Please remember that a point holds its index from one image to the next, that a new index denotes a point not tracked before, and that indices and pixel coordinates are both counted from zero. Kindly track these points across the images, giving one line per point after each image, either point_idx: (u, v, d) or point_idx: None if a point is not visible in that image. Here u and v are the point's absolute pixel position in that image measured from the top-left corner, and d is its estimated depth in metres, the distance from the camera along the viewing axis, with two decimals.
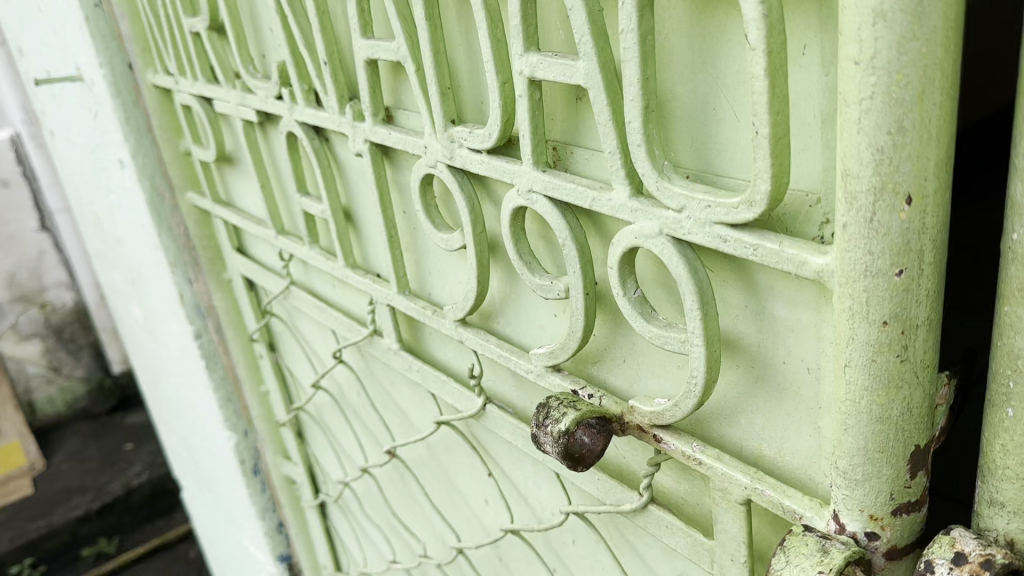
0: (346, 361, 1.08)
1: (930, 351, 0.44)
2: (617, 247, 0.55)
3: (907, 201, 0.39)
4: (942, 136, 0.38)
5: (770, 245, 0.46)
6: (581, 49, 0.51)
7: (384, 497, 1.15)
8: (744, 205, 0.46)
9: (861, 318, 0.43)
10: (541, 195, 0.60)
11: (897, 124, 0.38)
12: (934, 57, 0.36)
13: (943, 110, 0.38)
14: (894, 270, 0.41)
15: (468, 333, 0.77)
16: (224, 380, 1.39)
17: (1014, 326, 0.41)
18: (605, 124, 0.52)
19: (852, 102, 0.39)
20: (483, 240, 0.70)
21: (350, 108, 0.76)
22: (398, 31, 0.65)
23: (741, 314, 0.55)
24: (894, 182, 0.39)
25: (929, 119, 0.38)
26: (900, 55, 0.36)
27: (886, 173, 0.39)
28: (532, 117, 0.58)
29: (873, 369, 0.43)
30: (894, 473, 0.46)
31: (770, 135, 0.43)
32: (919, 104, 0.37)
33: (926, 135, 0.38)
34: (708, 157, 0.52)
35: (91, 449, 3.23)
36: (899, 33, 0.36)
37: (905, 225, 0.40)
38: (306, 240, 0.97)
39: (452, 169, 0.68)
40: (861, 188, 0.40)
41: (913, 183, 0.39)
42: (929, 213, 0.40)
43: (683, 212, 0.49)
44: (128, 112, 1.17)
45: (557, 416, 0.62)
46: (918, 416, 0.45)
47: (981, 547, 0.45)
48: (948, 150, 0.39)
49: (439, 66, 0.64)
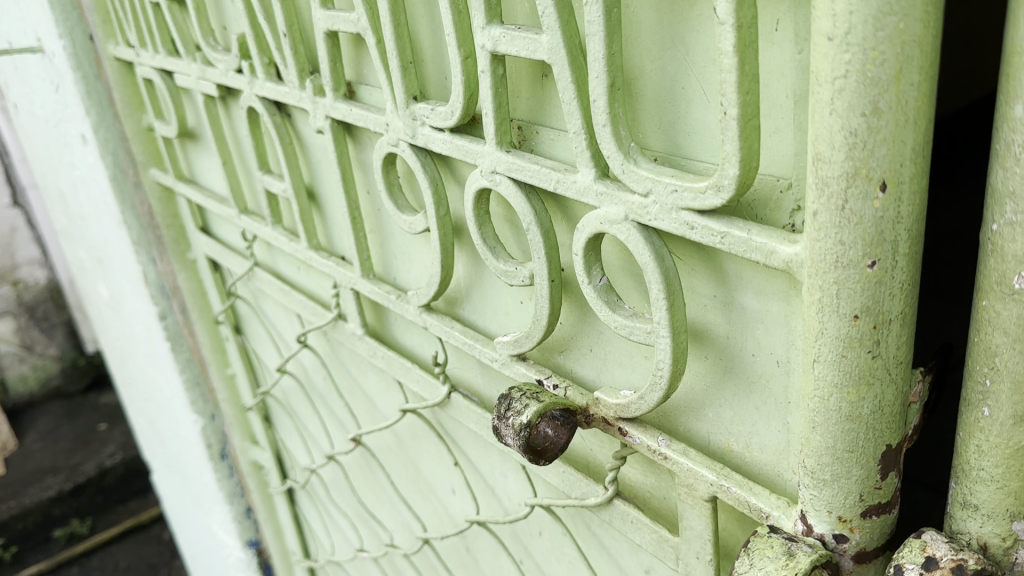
0: (312, 346, 1.05)
1: (904, 347, 0.41)
2: (582, 234, 0.52)
3: (881, 187, 0.37)
4: (920, 119, 0.36)
5: (738, 233, 0.44)
6: (545, 22, 0.48)
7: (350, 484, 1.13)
8: (711, 190, 0.43)
9: (831, 311, 0.40)
10: (505, 176, 0.57)
11: (872, 106, 0.35)
12: (912, 33, 0.34)
13: (921, 92, 0.35)
14: (866, 261, 0.38)
15: (432, 319, 0.74)
16: (190, 362, 1.36)
17: (992, 321, 0.39)
18: (569, 103, 0.50)
19: (825, 81, 0.36)
20: (446, 223, 0.67)
21: (311, 83, 0.73)
22: (358, 3, 0.62)
23: (710, 304, 0.53)
24: (868, 168, 0.36)
25: (906, 100, 0.35)
26: (876, 31, 0.34)
27: (859, 158, 0.36)
28: (495, 94, 0.55)
29: (843, 365, 0.41)
30: (864, 474, 0.44)
31: (739, 116, 0.40)
32: (896, 84, 0.35)
33: (902, 117, 0.35)
34: (678, 140, 0.49)
35: (63, 429, 3.19)
36: (876, 8, 0.33)
37: (879, 214, 0.37)
38: (268, 220, 0.93)
39: (415, 148, 0.65)
40: (832, 173, 0.37)
41: (888, 168, 0.36)
42: (904, 202, 0.37)
43: (649, 197, 0.47)
44: (89, 85, 1.13)
45: (519, 408, 0.59)
46: (890, 415, 0.43)
47: (954, 551, 0.43)
48: (925, 134, 0.36)
49: (400, 38, 0.61)
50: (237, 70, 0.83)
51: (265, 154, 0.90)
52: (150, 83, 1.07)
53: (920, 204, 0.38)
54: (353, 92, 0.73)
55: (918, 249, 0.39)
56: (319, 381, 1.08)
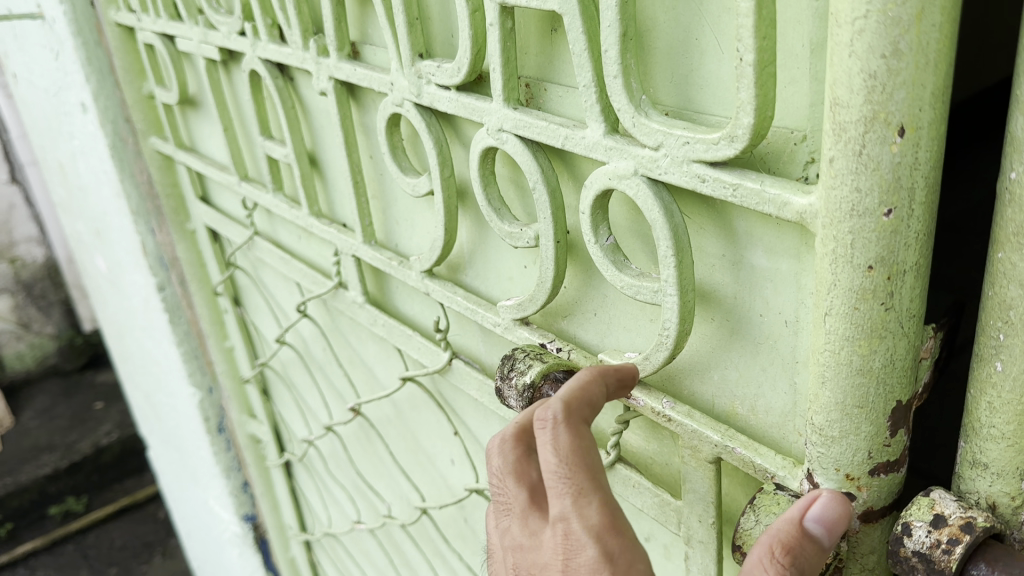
0: (312, 316, 1.05)
1: (917, 299, 0.41)
2: (589, 190, 0.51)
3: (899, 132, 0.36)
4: (940, 62, 0.35)
5: (751, 185, 0.43)
6: None
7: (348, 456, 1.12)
8: (726, 140, 0.42)
9: (846, 261, 0.39)
10: (511, 134, 0.56)
11: (893, 47, 0.34)
12: None
13: (942, 33, 0.34)
14: (882, 210, 0.38)
15: (434, 284, 0.74)
16: (189, 334, 1.36)
17: (1007, 274, 0.39)
18: (580, 55, 0.49)
19: (844, 23, 0.35)
20: (451, 184, 0.66)
21: (315, 42, 0.72)
22: None
23: (719, 263, 0.52)
24: (886, 112, 0.36)
25: (928, 41, 0.34)
26: None
27: (878, 102, 0.36)
28: (503, 48, 0.54)
29: (856, 317, 0.40)
30: (873, 430, 0.44)
31: (755, 62, 0.39)
32: (918, 24, 0.34)
33: (923, 59, 0.35)
34: (691, 93, 0.48)
35: (60, 407, 3.18)
36: None
37: (896, 159, 0.36)
38: (269, 187, 0.93)
39: (420, 107, 0.64)
40: (850, 117, 0.37)
41: (906, 112, 0.36)
42: (923, 147, 0.36)
43: (660, 150, 0.46)
44: (89, 52, 1.12)
45: (522, 368, 0.59)
46: (901, 370, 0.42)
47: (961, 510, 0.42)
48: (945, 79, 0.36)
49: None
50: (240, 32, 0.82)
51: (266, 119, 0.89)
52: (151, 48, 1.06)
53: (938, 152, 0.37)
54: (357, 53, 0.72)
55: (934, 199, 0.38)
56: (318, 352, 1.08)
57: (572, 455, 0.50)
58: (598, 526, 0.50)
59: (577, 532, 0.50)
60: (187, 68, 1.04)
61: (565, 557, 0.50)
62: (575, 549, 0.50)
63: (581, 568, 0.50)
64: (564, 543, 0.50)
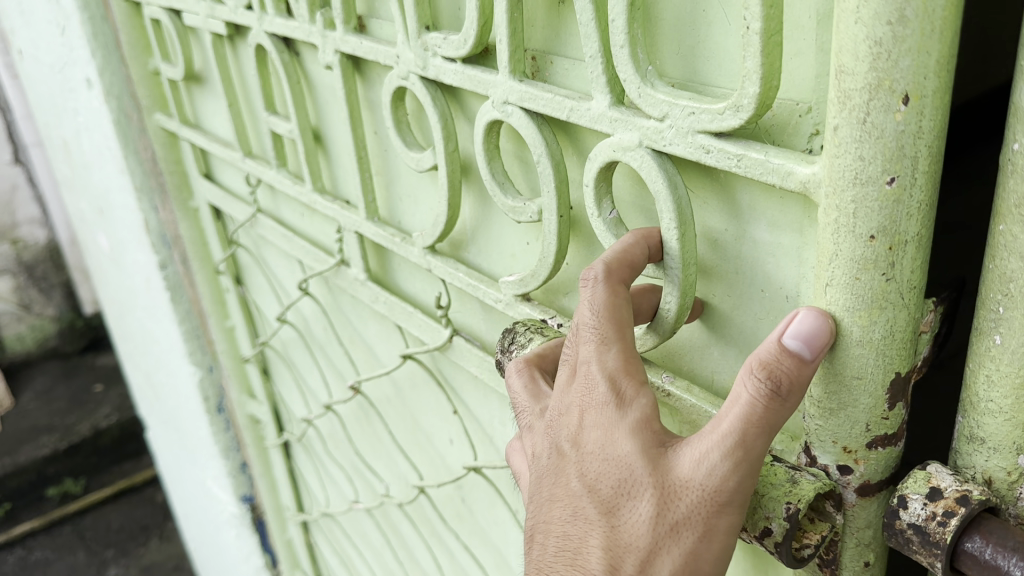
0: (313, 294, 1.05)
1: (919, 271, 0.41)
2: (593, 163, 0.51)
3: (903, 100, 0.36)
4: (947, 29, 0.35)
5: (754, 155, 0.43)
6: None
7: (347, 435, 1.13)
8: (731, 109, 0.42)
9: (847, 231, 0.40)
10: (517, 106, 0.56)
11: (898, 13, 0.34)
12: None
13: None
14: (885, 177, 0.38)
15: (437, 261, 0.74)
16: (190, 313, 1.36)
17: (1008, 246, 0.39)
18: (587, 25, 0.49)
19: None
20: (455, 159, 0.66)
21: (322, 16, 0.72)
22: None
23: (723, 238, 0.52)
24: (891, 79, 0.36)
25: (935, 8, 0.34)
26: None
27: (883, 69, 0.36)
28: (510, 19, 0.54)
29: (855, 287, 0.41)
30: (871, 403, 0.44)
31: (761, 31, 0.39)
32: None
33: (929, 25, 0.35)
34: (696, 64, 0.48)
35: (59, 389, 3.19)
36: None
37: (900, 128, 0.37)
38: (273, 163, 0.93)
39: (425, 80, 0.64)
40: (855, 85, 0.37)
41: (912, 81, 0.36)
42: (927, 115, 0.36)
43: (665, 121, 0.46)
44: (96, 26, 1.12)
45: (523, 341, 0.61)
46: (902, 341, 0.42)
47: (958, 483, 0.42)
48: (951, 47, 0.36)
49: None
50: (247, 7, 0.82)
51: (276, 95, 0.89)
52: (157, 25, 1.06)
53: (943, 121, 0.37)
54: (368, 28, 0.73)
55: (938, 171, 0.39)
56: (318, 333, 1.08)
57: (608, 307, 0.49)
58: (613, 369, 0.50)
59: (593, 373, 0.50)
60: (194, 44, 1.04)
61: (583, 396, 0.51)
62: (592, 387, 0.51)
63: (595, 406, 0.51)
64: (583, 381, 0.51)
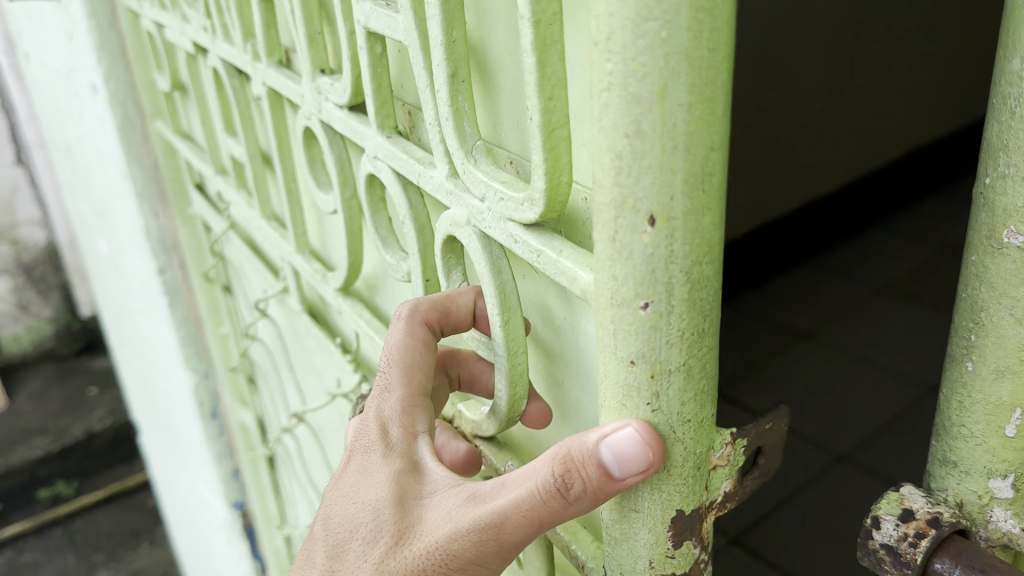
0: (273, 317, 1.08)
1: (692, 404, 0.39)
2: (437, 236, 0.52)
3: (648, 221, 0.34)
4: (694, 146, 0.33)
5: (550, 253, 0.42)
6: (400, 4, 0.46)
7: (303, 456, 1.14)
8: (527, 203, 0.41)
9: (612, 353, 0.38)
10: (383, 162, 0.57)
11: (635, 126, 0.33)
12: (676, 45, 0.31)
13: (692, 116, 0.32)
14: (638, 302, 0.36)
15: (345, 302, 0.76)
16: (187, 318, 1.38)
17: (981, 275, 0.40)
18: (423, 84, 0.47)
19: (598, 91, 0.33)
20: (352, 204, 0.68)
21: (250, 50, 0.74)
22: None
23: (562, 322, 0.52)
24: (633, 199, 0.34)
25: (674, 122, 0.32)
26: (637, 39, 0.31)
27: (625, 187, 0.34)
28: (374, 73, 0.54)
29: (624, 412, 0.40)
30: (651, 536, 0.43)
31: (542, 123, 0.38)
32: (660, 103, 0.32)
33: (669, 141, 0.33)
34: (528, 140, 0.48)
35: (54, 390, 3.19)
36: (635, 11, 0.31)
37: (648, 250, 0.35)
38: (234, 184, 0.95)
39: (323, 124, 0.65)
40: (605, 200, 0.35)
41: (654, 202, 0.34)
42: (677, 239, 0.35)
43: (484, 203, 0.45)
44: (103, 34, 1.13)
45: None
46: (681, 477, 0.41)
47: (930, 505, 0.44)
48: (703, 164, 0.33)
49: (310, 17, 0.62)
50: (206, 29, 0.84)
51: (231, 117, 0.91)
52: (149, 36, 1.07)
53: (705, 237, 0.35)
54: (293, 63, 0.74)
55: (706, 295, 0.37)
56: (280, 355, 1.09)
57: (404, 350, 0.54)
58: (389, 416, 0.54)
59: (370, 418, 0.54)
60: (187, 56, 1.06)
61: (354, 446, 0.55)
62: (363, 436, 0.55)
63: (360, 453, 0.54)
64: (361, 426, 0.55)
